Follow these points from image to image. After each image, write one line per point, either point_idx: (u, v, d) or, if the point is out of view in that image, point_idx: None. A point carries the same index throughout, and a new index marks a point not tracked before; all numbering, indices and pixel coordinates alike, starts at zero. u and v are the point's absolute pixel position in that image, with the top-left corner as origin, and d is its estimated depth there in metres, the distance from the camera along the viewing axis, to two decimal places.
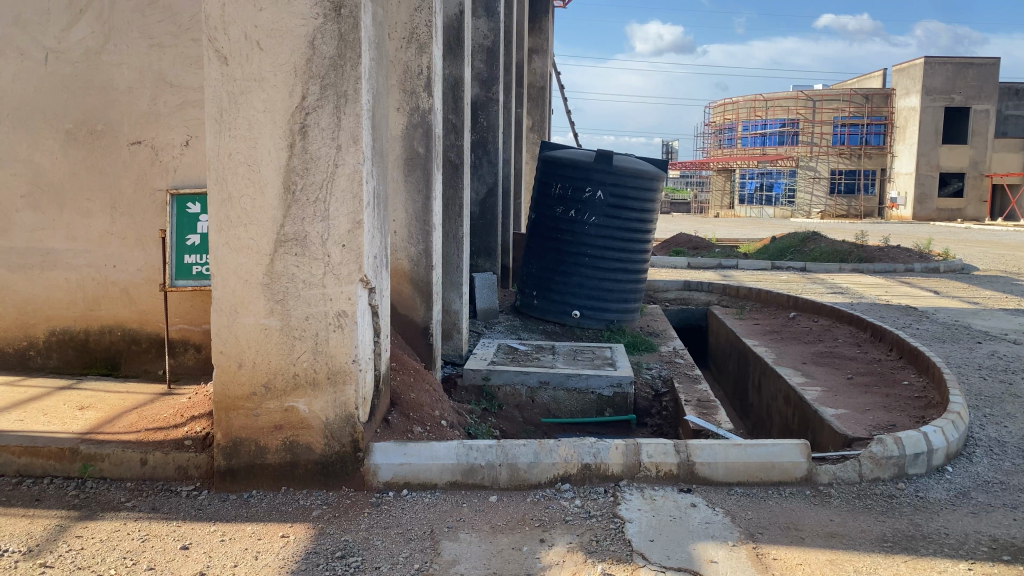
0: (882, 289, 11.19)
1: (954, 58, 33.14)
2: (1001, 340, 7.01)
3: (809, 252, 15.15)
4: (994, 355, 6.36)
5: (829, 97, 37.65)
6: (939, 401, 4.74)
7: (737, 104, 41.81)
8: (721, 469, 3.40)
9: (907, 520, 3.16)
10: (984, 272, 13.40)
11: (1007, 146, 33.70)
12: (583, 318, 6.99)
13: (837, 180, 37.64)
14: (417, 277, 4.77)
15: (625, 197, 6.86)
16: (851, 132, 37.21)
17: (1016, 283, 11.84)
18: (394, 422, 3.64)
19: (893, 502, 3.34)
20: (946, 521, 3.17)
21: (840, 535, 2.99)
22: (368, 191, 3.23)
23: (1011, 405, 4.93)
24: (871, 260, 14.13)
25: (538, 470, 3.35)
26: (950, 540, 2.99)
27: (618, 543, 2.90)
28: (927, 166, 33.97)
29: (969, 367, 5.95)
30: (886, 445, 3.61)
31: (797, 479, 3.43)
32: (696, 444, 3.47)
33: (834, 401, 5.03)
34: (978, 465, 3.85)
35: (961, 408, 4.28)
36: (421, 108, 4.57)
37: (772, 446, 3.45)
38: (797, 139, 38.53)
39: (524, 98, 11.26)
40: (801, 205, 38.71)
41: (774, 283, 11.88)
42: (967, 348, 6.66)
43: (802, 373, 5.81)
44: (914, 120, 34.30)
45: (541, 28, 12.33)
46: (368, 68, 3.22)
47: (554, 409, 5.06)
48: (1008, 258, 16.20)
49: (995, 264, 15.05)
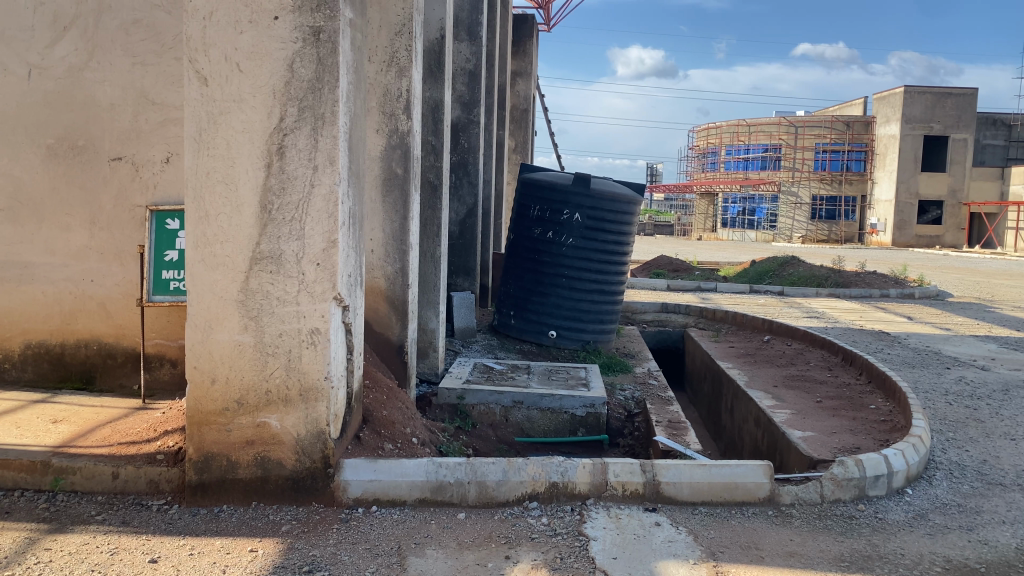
0: (857, 313, 11.37)
1: (933, 88, 33.85)
2: (969, 366, 7.15)
3: (786, 277, 15.31)
4: (961, 381, 6.47)
5: (811, 124, 38.31)
6: (903, 425, 4.83)
7: (719, 130, 42.39)
8: (685, 489, 3.47)
9: (865, 541, 3.24)
10: (958, 298, 13.66)
11: (985, 174, 34.29)
12: (560, 338, 7.06)
13: (818, 207, 38.12)
14: (393, 295, 4.84)
15: (601, 220, 6.96)
16: (832, 158, 37.78)
17: (989, 310, 12.05)
18: (365, 439, 3.69)
19: (852, 523, 3.42)
20: (903, 542, 3.25)
21: (798, 554, 3.06)
22: (344, 212, 3.29)
23: (974, 430, 5.05)
24: (848, 285, 14.35)
25: (507, 488, 3.40)
26: (905, 560, 3.07)
27: (582, 560, 2.95)
28: (906, 194, 34.50)
29: (936, 392, 6.06)
30: (847, 466, 3.70)
31: (759, 500, 3.50)
32: (662, 463, 3.54)
33: (802, 423, 5.12)
34: (937, 488, 3.94)
35: (922, 431, 4.38)
36: (400, 130, 4.63)
37: (735, 466, 3.52)
38: (779, 165, 39.01)
39: (506, 119, 11.39)
40: (782, 230, 38.94)
41: (752, 306, 12.03)
42: (935, 373, 6.78)
43: (773, 396, 5.89)
44: (893, 148, 34.86)
45: (526, 52, 12.50)
46: (346, 92, 3.28)
47: (528, 428, 5.12)
48: (984, 285, 16.50)
49: (970, 290, 15.33)
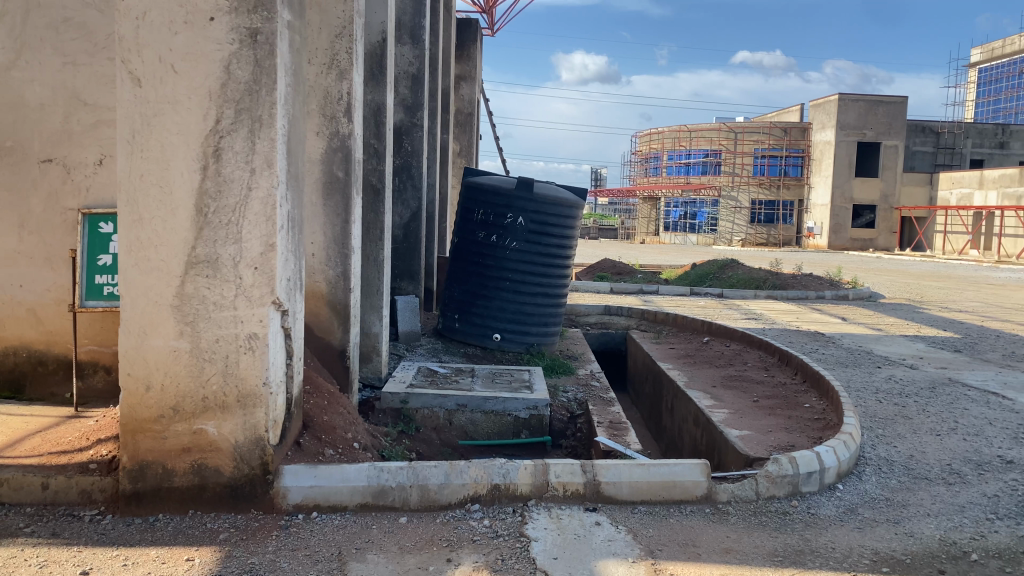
0: (794, 315, 11.66)
1: (866, 96, 34.95)
2: (899, 364, 7.40)
3: (726, 279, 15.61)
4: (891, 379, 6.70)
5: (749, 130, 39.13)
6: (835, 422, 4.98)
7: (662, 135, 43.02)
8: (625, 488, 3.52)
9: (797, 536, 3.34)
10: (890, 300, 14.12)
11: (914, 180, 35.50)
12: (504, 341, 7.08)
13: (757, 211, 38.95)
14: (334, 300, 4.79)
15: (545, 224, 7.01)
16: (770, 164, 38.68)
17: (919, 311, 12.48)
18: (305, 445, 3.65)
19: (786, 518, 3.51)
20: (833, 536, 3.36)
21: (734, 550, 3.14)
22: (282, 215, 3.26)
23: (902, 426, 5.23)
24: (785, 287, 14.70)
25: (448, 492, 3.41)
26: (835, 554, 3.17)
27: (523, 561, 2.98)
28: (841, 199, 35.51)
29: (867, 390, 6.27)
30: (782, 464, 3.80)
31: (697, 497, 3.57)
32: (602, 464, 3.59)
33: (739, 422, 5.24)
34: (866, 483, 4.07)
35: (853, 429, 4.52)
36: (341, 133, 4.60)
37: (673, 465, 3.59)
38: (719, 170, 39.78)
39: (450, 123, 11.39)
40: (723, 233, 39.74)
41: (693, 308, 12.25)
42: (867, 372, 7.01)
43: (712, 395, 6.01)
44: (828, 153, 35.85)
45: (469, 55, 12.52)
46: (284, 94, 3.26)
47: (472, 431, 5.12)
48: (914, 286, 17.08)
49: (901, 291, 15.84)
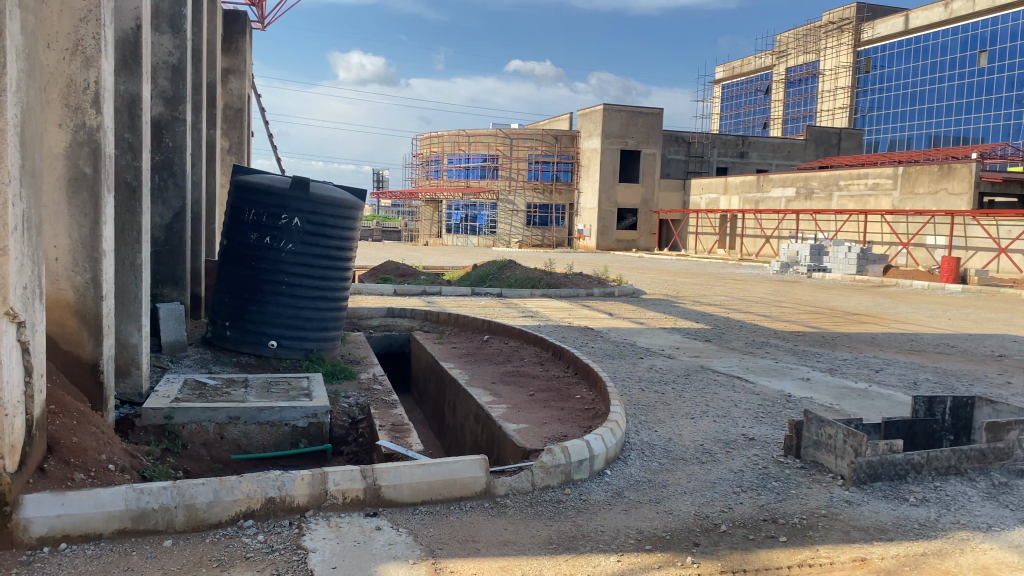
0: (566, 312, 12.26)
1: (627, 107, 37.58)
2: (659, 355, 8.01)
3: (504, 279, 16.09)
4: (652, 369, 7.23)
5: (523, 136, 40.63)
6: (603, 411, 5.29)
7: (441, 138, 43.48)
8: (405, 490, 3.52)
9: (570, 522, 3.50)
10: (651, 296, 15.26)
11: (671, 185, 38.66)
12: (281, 348, 6.84)
13: (532, 213, 40.52)
14: (82, 309, 4.34)
15: (322, 225, 6.82)
16: (544, 169, 40.41)
17: (676, 305, 13.59)
18: (50, 471, 3.30)
19: (560, 506, 3.68)
20: (603, 519, 3.57)
21: (512, 542, 3.23)
22: (15, 215, 2.91)
23: (662, 412, 5.66)
24: (559, 285, 15.42)
25: (219, 509, 3.22)
26: (605, 536, 3.37)
27: (299, 574, 2.87)
28: (608, 202, 37.93)
29: (631, 380, 6.72)
30: (555, 454, 3.96)
31: (476, 493, 3.64)
32: (382, 467, 3.55)
33: (516, 417, 5.40)
34: (631, 467, 4.36)
35: (618, 416, 4.81)
36: (88, 126, 4.20)
37: (453, 463, 3.64)
38: (496, 174, 40.96)
39: (218, 119, 10.81)
40: (501, 235, 40.97)
41: (473, 308, 12.51)
42: (631, 363, 7.51)
43: (490, 392, 6.15)
44: (596, 160, 38.08)
45: (238, 49, 11.96)
46: (15, 80, 2.92)
47: (245, 444, 4.88)
48: (671, 283, 18.58)
49: (661, 288, 17.17)
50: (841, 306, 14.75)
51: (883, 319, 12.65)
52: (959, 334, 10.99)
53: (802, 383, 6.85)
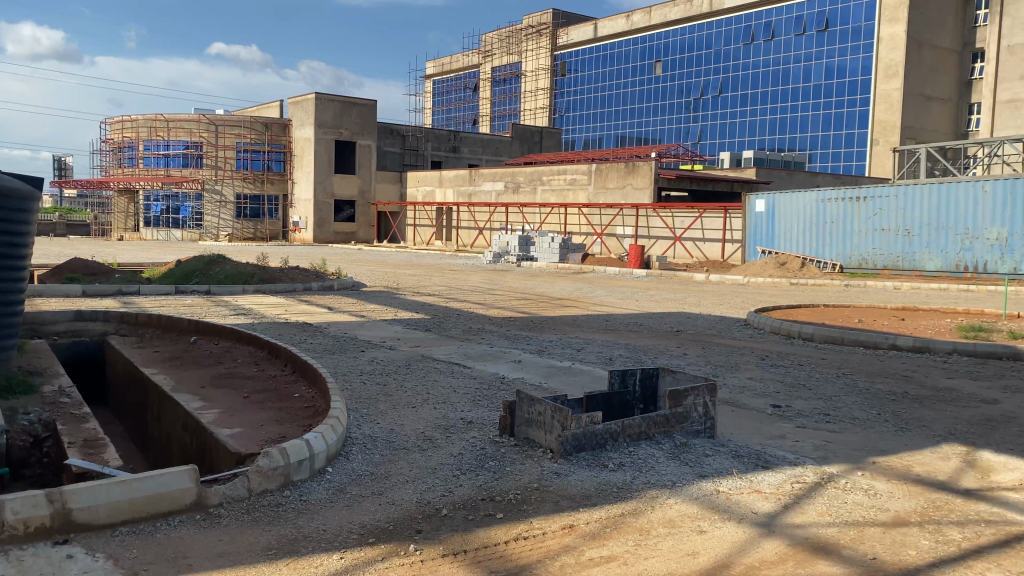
0: (283, 307, 11.88)
1: (340, 97, 37.48)
2: (379, 347, 8.04)
3: (216, 276, 14.88)
4: (372, 361, 7.24)
5: (230, 123, 38.42)
6: (323, 408, 5.21)
7: (134, 123, 39.32)
8: (103, 511, 3.24)
9: (291, 524, 3.48)
10: (370, 288, 15.31)
11: (386, 177, 39.13)
12: None
13: (243, 205, 38.61)
14: None
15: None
16: (253, 158, 38.68)
17: (394, 296, 13.77)
18: None
19: (279, 510, 3.62)
20: (323, 518, 3.58)
21: (228, 553, 3.14)
22: None
23: (383, 403, 5.70)
24: (273, 280, 14.88)
25: None
26: (326, 535, 3.40)
27: None
28: (324, 194, 37.45)
29: (352, 373, 6.68)
30: (273, 456, 3.86)
31: (186, 505, 3.47)
32: (73, 489, 3.24)
33: (231, 420, 5.13)
34: (352, 462, 4.36)
35: (339, 412, 4.77)
36: None
37: (158, 477, 3.41)
38: (201, 163, 38.26)
39: None
40: (208, 228, 38.10)
41: (178, 307, 11.66)
42: (352, 356, 7.46)
43: (201, 396, 5.78)
44: (309, 150, 37.31)
45: None
46: None
47: None
48: (389, 274, 18.76)
49: (379, 279, 17.26)
50: (547, 292, 15.79)
51: (583, 303, 13.76)
52: (645, 314, 12.29)
53: (515, 366, 7.24)
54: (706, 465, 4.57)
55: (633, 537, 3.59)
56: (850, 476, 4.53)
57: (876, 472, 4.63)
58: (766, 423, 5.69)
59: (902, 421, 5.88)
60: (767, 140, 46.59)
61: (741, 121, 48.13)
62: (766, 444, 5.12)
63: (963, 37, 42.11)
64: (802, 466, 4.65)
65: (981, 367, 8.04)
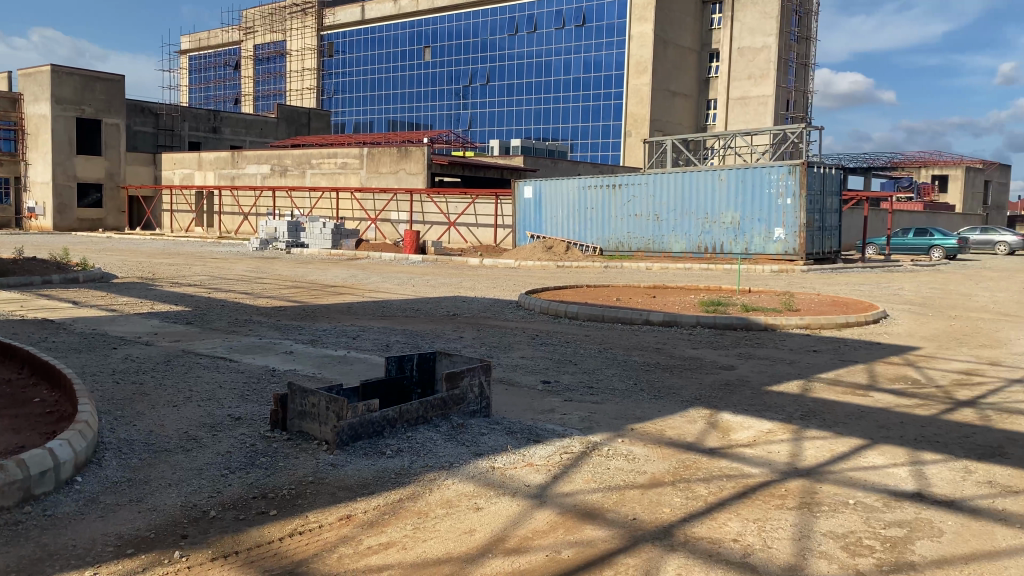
0: (17, 303, 10.63)
1: (81, 71, 34.09)
2: (135, 343, 7.43)
3: None
4: (127, 359, 6.68)
5: None
6: (70, 413, 4.73)
7: None
8: None
9: (33, 543, 3.17)
10: (122, 279, 14.12)
11: (138, 159, 36.24)
12: None
13: None
14: None
15: None
16: None
17: (151, 287, 12.80)
18: None
19: (18, 529, 3.28)
20: (73, 532, 3.29)
21: None
22: None
23: (140, 403, 5.28)
24: (4, 273, 13.25)
25: None
26: (77, 551, 3.13)
27: None
28: (64, 177, 33.97)
29: (103, 373, 6.13)
30: (9, 470, 3.47)
31: None
32: None
33: None
34: (107, 468, 4.02)
35: (89, 416, 4.36)
36: None
37: None
38: None
39: None
40: None
41: None
42: (102, 355, 6.83)
43: None
44: (45, 128, 33.59)
45: None
46: None
47: None
48: (144, 264, 17.40)
49: (132, 270, 15.95)
50: (318, 280, 15.39)
51: (357, 290, 13.57)
52: (419, 299, 12.37)
53: (287, 356, 7.00)
54: (481, 444, 4.69)
55: (411, 521, 3.61)
56: (612, 444, 4.85)
57: (635, 438, 5.00)
58: (537, 399, 5.94)
59: (656, 389, 6.38)
60: (532, 128, 48.60)
61: (508, 110, 49.67)
62: (537, 419, 5.35)
63: (701, 38, 46.20)
64: (570, 437, 4.91)
65: (721, 338, 8.92)
